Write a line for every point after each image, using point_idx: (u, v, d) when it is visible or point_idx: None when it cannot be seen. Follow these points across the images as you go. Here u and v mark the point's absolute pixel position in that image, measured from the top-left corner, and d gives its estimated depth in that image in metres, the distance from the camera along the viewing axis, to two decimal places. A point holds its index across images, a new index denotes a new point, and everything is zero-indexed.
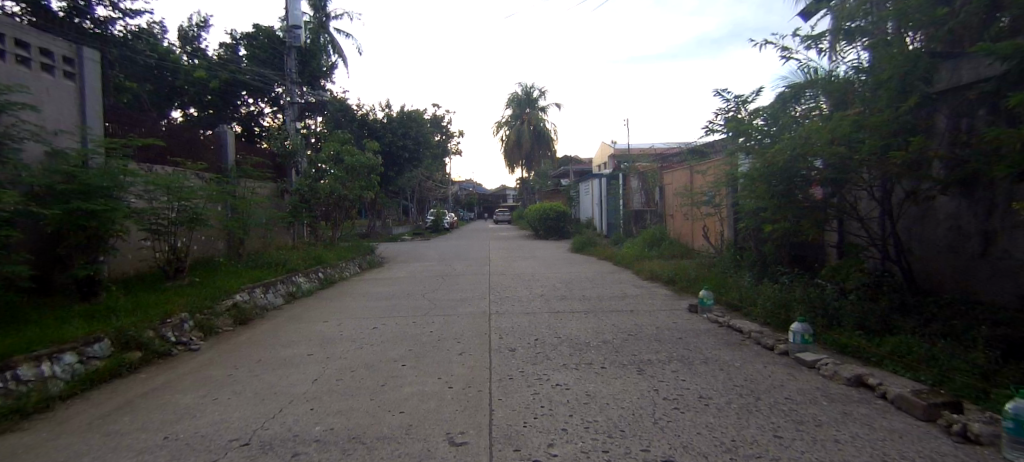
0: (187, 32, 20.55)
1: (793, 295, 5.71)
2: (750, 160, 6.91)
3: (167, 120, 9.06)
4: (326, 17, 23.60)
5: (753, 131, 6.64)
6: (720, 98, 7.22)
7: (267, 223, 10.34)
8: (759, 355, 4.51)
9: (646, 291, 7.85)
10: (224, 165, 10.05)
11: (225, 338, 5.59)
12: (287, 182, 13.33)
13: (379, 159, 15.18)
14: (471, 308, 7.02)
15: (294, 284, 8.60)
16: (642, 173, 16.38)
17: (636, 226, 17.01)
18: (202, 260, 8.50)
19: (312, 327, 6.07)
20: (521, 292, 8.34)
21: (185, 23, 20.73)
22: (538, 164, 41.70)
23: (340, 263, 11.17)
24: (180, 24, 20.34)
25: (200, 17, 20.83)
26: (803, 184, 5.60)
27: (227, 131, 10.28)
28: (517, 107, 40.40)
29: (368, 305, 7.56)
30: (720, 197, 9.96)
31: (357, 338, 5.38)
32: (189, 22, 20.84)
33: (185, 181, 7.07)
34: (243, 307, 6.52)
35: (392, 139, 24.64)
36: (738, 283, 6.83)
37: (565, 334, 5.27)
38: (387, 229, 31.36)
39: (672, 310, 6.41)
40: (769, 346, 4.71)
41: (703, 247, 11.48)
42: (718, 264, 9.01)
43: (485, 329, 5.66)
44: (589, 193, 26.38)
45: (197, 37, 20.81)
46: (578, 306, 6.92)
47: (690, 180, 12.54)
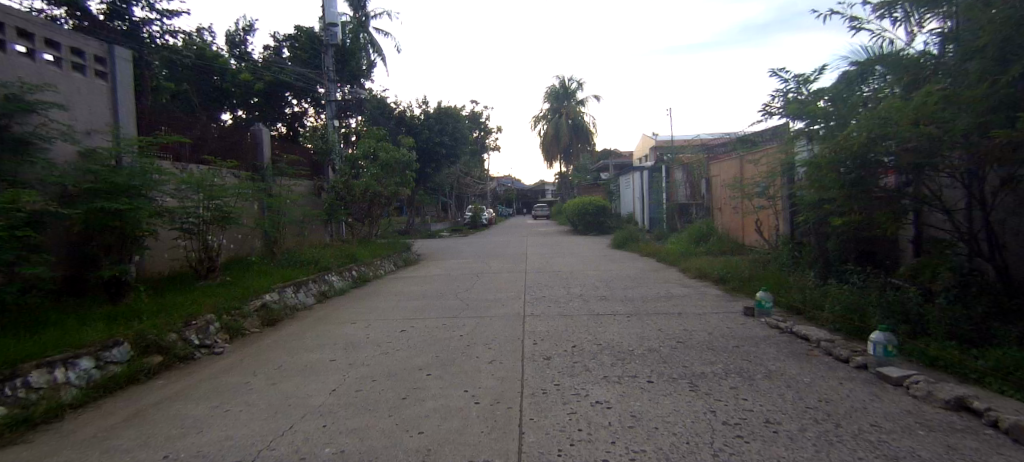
0: (235, 37, 21.36)
1: (868, 295, 4.87)
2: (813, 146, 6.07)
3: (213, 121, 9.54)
4: (364, 18, 24.01)
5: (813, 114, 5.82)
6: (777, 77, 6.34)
7: (302, 220, 10.41)
8: (830, 369, 3.78)
9: (693, 292, 7.18)
10: (259, 164, 10.31)
11: (249, 341, 5.68)
12: (324, 180, 13.46)
13: (414, 155, 15.09)
14: (502, 309, 6.65)
15: (325, 283, 8.56)
16: (688, 164, 15.42)
17: (681, 221, 16.07)
18: (237, 258, 8.63)
19: (339, 330, 5.94)
20: (557, 292, 7.86)
21: (232, 28, 21.57)
22: (576, 158, 40.85)
23: (373, 261, 11.14)
24: (228, 30, 21.19)
25: (246, 22, 21.58)
26: (881, 171, 4.83)
27: (263, 130, 10.49)
28: (554, 100, 39.62)
29: (398, 306, 7.39)
30: (776, 188, 9.04)
31: (384, 343, 5.18)
32: (236, 28, 21.65)
33: (216, 179, 7.16)
34: (271, 307, 6.63)
35: (429, 135, 24.70)
36: (802, 281, 6.03)
37: (604, 341, 4.79)
38: (425, 226, 31.68)
39: (725, 314, 5.73)
40: (842, 358, 3.92)
41: (756, 243, 10.55)
42: (775, 261, 8.15)
43: (517, 333, 5.28)
44: (629, 187, 25.41)
45: (244, 42, 21.63)
46: (617, 308, 6.37)
47: (741, 170, 11.59)
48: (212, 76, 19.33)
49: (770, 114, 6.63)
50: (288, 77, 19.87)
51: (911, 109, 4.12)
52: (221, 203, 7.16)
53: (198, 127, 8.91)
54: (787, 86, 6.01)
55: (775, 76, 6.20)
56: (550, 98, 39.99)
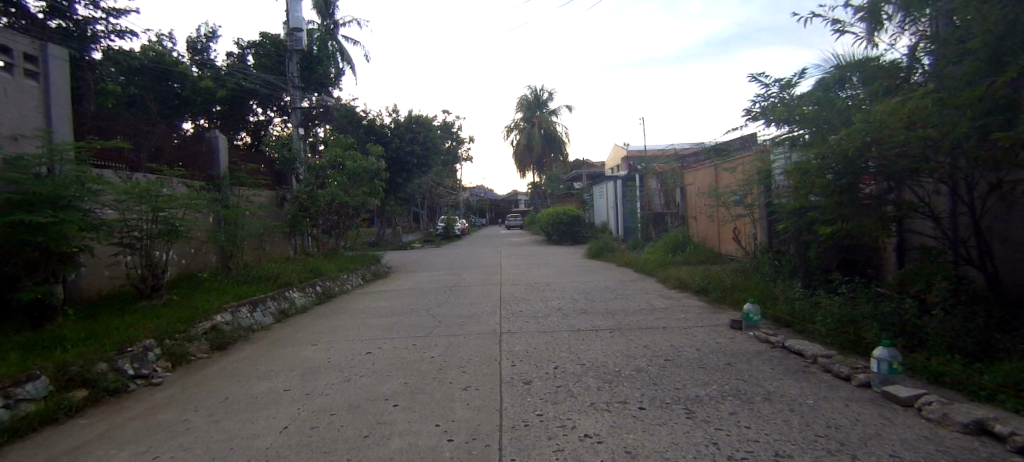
0: (196, 44, 20.31)
1: (856, 305, 4.74)
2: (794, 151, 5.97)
3: (166, 128, 8.89)
4: (333, 26, 23.44)
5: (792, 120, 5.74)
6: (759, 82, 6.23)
7: (262, 233, 9.71)
8: (831, 388, 3.55)
9: (675, 304, 6.97)
10: (216, 173, 9.63)
11: (195, 368, 5.01)
12: (287, 190, 12.70)
13: (383, 164, 14.53)
14: (479, 326, 6.24)
15: (286, 300, 7.93)
16: (661, 173, 15.46)
17: (655, 230, 16.07)
18: (186, 275, 7.88)
19: (296, 353, 5.35)
20: (536, 306, 7.50)
21: (194, 35, 20.57)
22: (549, 167, 40.96)
23: (340, 275, 10.50)
24: (188, 36, 20.16)
25: (208, 28, 20.58)
26: (869, 177, 4.72)
27: (219, 138, 9.81)
28: (527, 110, 39.72)
29: (366, 323, 6.85)
30: (753, 196, 9.02)
31: (346, 368, 4.62)
32: (198, 34, 20.62)
33: (162, 187, 6.48)
34: (222, 329, 5.97)
35: (400, 144, 24.12)
36: (786, 292, 5.89)
37: (588, 361, 4.43)
38: (396, 237, 30.85)
39: (711, 327, 5.49)
40: (843, 376, 3.72)
41: (732, 251, 10.56)
42: (755, 270, 8.05)
43: (494, 353, 4.86)
44: (603, 196, 25.50)
45: (206, 49, 20.55)
46: (599, 322, 6.05)
47: (715, 178, 11.63)
48: (169, 82, 18.25)
49: (751, 119, 6.55)
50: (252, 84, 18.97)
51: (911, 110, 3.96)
52: (167, 215, 6.48)
53: (148, 131, 8.23)
54: (769, 90, 5.91)
55: (756, 81, 6.10)
56: (523, 108, 40.02)
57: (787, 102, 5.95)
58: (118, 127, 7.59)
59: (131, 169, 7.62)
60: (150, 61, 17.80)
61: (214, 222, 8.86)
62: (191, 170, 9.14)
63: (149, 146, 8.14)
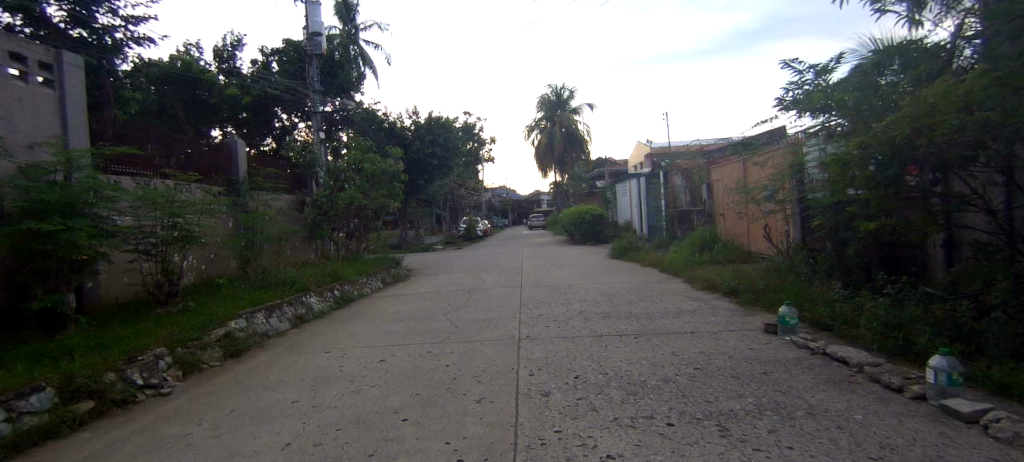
0: (222, 53, 20.88)
1: (907, 307, 4.28)
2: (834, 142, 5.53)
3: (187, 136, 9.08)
4: (354, 31, 23.75)
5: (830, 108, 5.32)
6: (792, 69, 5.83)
7: (281, 237, 9.77)
8: (884, 402, 3.16)
9: (703, 306, 6.59)
10: (234, 177, 9.78)
11: (207, 376, 4.99)
12: (307, 194, 12.84)
13: (402, 166, 14.54)
14: (496, 331, 6.03)
15: (303, 305, 7.92)
16: (687, 169, 14.92)
17: (681, 228, 15.54)
18: (205, 282, 7.97)
19: (310, 361, 5.27)
20: (555, 309, 7.25)
21: (221, 44, 21.14)
22: (571, 166, 40.47)
23: (358, 279, 10.50)
24: (216, 45, 20.75)
25: (234, 37, 21.10)
26: (917, 167, 4.29)
27: (238, 143, 9.97)
28: (547, 109, 39.36)
29: (381, 329, 6.75)
30: (785, 191, 8.50)
31: (359, 378, 4.49)
32: (225, 43, 21.19)
33: (177, 194, 6.53)
34: (236, 336, 5.95)
35: (420, 146, 24.20)
36: (827, 292, 5.45)
37: (610, 370, 4.16)
38: (418, 238, 31.03)
39: (744, 332, 5.12)
40: (895, 386, 3.32)
41: (764, 250, 10.03)
42: (788, 269, 7.58)
43: (511, 361, 4.65)
44: (626, 194, 24.92)
45: (232, 57, 21.07)
46: (623, 327, 5.75)
47: (744, 173, 11.10)
48: (199, 91, 18.83)
49: (784, 109, 6.14)
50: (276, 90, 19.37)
51: (962, 93, 3.53)
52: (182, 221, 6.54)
53: (167, 135, 8.41)
54: (802, 77, 5.51)
55: (788, 68, 5.73)
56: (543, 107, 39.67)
57: (824, 90, 5.54)
58: (138, 135, 7.76)
59: (148, 171, 7.79)
60: (180, 71, 18.40)
61: (226, 223, 9.18)
62: (211, 177, 9.32)
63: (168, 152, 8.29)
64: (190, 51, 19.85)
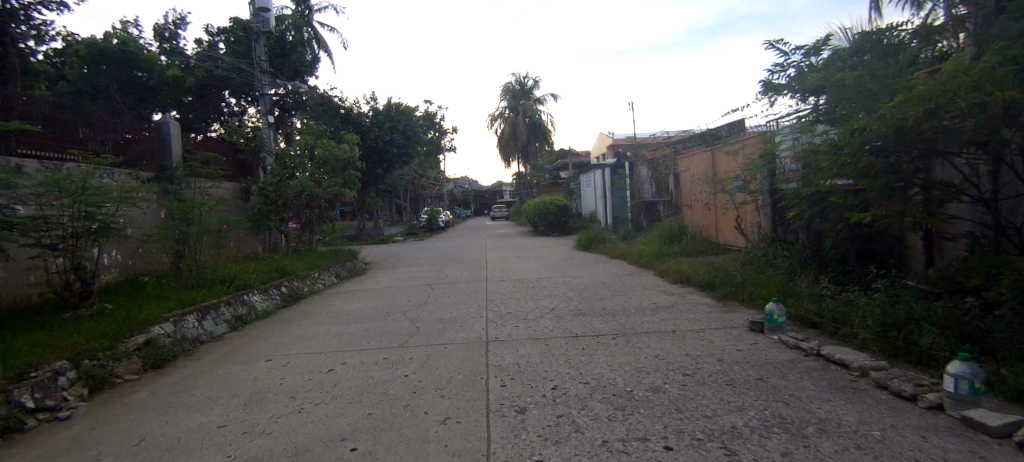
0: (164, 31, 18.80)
1: (897, 304, 4.10)
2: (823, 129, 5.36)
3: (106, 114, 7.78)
4: (308, 12, 22.16)
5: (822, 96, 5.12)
6: (778, 49, 5.66)
7: (221, 229, 8.74)
8: (897, 413, 2.88)
9: (681, 301, 6.32)
10: (167, 162, 8.51)
11: (120, 394, 4.00)
12: (253, 180, 11.64)
13: (359, 152, 13.56)
14: (461, 333, 5.46)
15: (245, 305, 7.04)
16: (654, 160, 14.78)
17: (647, 219, 15.48)
18: (122, 281, 6.84)
19: (246, 372, 4.50)
20: (526, 306, 6.77)
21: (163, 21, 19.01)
22: (535, 157, 40.06)
23: (309, 273, 9.63)
24: (156, 22, 18.58)
25: (176, 14, 19.01)
26: (914, 155, 4.08)
27: (171, 123, 8.67)
28: (512, 98, 38.73)
29: (332, 331, 6.01)
30: (757, 181, 8.39)
31: (302, 393, 3.79)
32: (166, 20, 19.08)
33: (93, 177, 5.46)
34: (160, 343, 5.03)
35: (378, 133, 23.00)
36: (809, 287, 5.27)
37: (593, 378, 3.69)
38: (378, 229, 29.78)
39: (727, 330, 4.83)
40: (906, 394, 3.07)
41: (733, 241, 10.00)
42: (760, 260, 7.47)
43: (480, 369, 4.09)
44: (591, 185, 24.80)
45: (175, 36, 18.97)
46: (600, 325, 5.36)
47: (712, 164, 11.03)
48: (133, 70, 16.91)
49: (771, 91, 6.01)
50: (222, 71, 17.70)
51: (975, 73, 3.29)
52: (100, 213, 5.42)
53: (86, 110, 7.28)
54: (789, 58, 5.36)
55: (774, 49, 5.55)
56: (507, 96, 38.93)
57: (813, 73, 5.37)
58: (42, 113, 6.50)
59: (56, 154, 6.66)
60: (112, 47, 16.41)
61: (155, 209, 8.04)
62: (138, 165, 8.09)
63: (78, 134, 7.05)
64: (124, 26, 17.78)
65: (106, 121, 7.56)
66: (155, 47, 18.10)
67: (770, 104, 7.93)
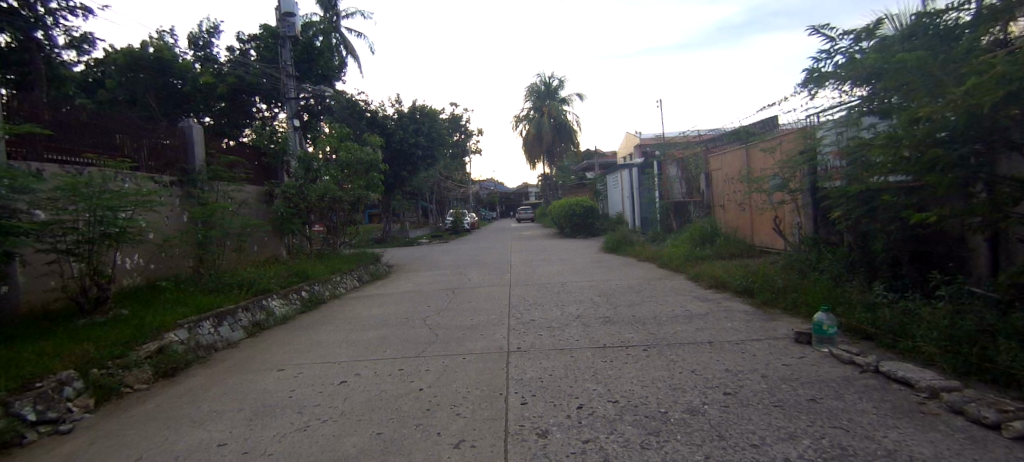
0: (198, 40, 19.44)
1: (970, 314, 3.56)
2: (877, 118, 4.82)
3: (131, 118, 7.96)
4: (335, 18, 22.51)
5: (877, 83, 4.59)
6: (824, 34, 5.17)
7: (243, 232, 8.79)
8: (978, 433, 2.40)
9: (716, 309, 5.85)
10: (190, 166, 8.74)
11: (127, 405, 3.97)
12: (275, 184, 11.79)
13: (382, 155, 13.54)
14: (481, 343, 5.19)
15: (263, 310, 7.03)
16: (683, 158, 14.18)
17: (677, 221, 14.86)
18: (141, 287, 6.96)
19: (260, 383, 4.39)
20: (549, 313, 6.44)
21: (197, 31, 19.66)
22: (560, 158, 39.54)
23: (330, 277, 9.61)
24: (191, 31, 19.24)
25: (211, 23, 19.62)
26: (990, 144, 3.54)
27: (193, 127, 8.92)
28: (536, 99, 38.43)
29: (349, 339, 5.87)
30: (797, 179, 7.80)
31: (310, 409, 3.62)
32: (201, 30, 19.73)
33: (108, 182, 5.52)
34: (172, 350, 5.04)
35: (403, 136, 23.11)
36: (863, 295, 4.73)
37: (623, 396, 3.36)
38: (404, 232, 30.02)
39: (771, 343, 4.36)
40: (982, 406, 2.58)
41: (771, 243, 9.37)
42: (802, 264, 6.89)
43: (500, 384, 3.82)
44: (617, 185, 24.18)
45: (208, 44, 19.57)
46: (627, 335, 4.98)
47: (747, 160, 10.40)
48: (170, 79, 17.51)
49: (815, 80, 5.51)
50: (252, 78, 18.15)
51: None
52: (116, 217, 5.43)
53: (122, 117, 7.64)
54: (835, 43, 4.88)
55: (818, 35, 5.08)
56: (531, 97, 38.64)
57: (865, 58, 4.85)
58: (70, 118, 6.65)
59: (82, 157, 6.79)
60: (151, 56, 17.03)
61: (175, 203, 8.24)
62: (161, 169, 8.27)
63: (105, 139, 7.22)
64: (163, 36, 18.44)
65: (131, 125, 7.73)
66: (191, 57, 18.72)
67: (809, 96, 7.37)
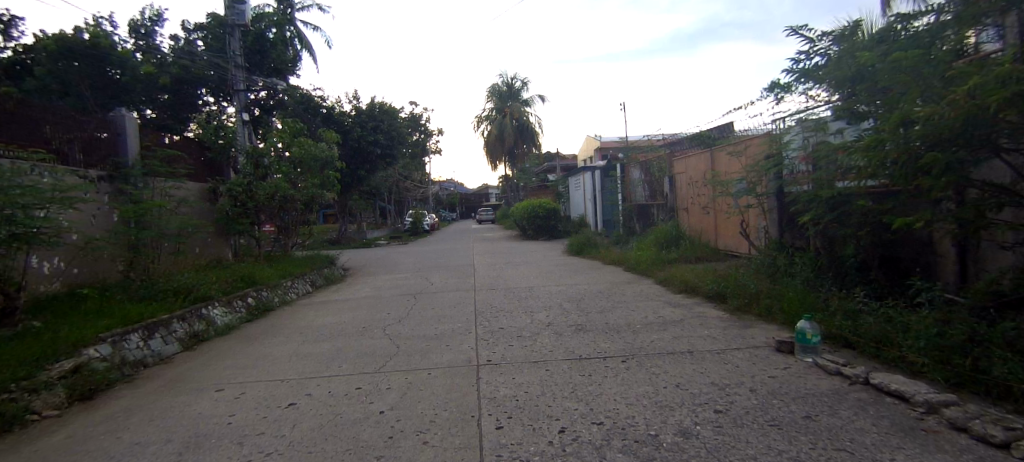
0: (141, 28, 17.54)
1: (949, 324, 3.58)
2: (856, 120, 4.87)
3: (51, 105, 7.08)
4: (290, 8, 21.23)
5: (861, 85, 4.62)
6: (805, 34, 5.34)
7: (182, 234, 7.89)
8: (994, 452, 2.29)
9: (690, 315, 5.76)
10: (123, 159, 7.73)
11: (37, 433, 3.05)
12: (221, 181, 10.72)
13: (338, 151, 12.76)
14: (448, 354, 4.78)
15: (200, 320, 6.25)
16: (646, 162, 14.32)
17: (640, 224, 14.99)
18: (53, 294, 5.86)
19: (191, 405, 3.64)
20: (519, 320, 6.13)
21: (138, 18, 17.75)
22: (523, 159, 39.47)
23: (281, 282, 8.88)
24: (131, 17, 17.39)
25: (156, 11, 17.76)
26: (971, 150, 3.56)
27: (126, 117, 7.92)
28: (498, 100, 38.15)
29: (297, 352, 5.26)
30: (762, 183, 7.91)
31: (253, 438, 2.94)
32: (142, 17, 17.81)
33: (18, 176, 4.60)
34: (94, 368, 4.12)
35: (361, 134, 22.12)
36: (842, 303, 4.74)
37: (607, 417, 3.06)
38: (361, 233, 28.83)
39: (751, 352, 4.25)
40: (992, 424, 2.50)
41: (736, 246, 9.52)
42: (769, 268, 6.98)
43: (471, 405, 3.40)
44: (580, 187, 24.28)
45: (151, 33, 17.72)
46: (606, 344, 4.76)
47: (710, 165, 10.56)
48: (104, 67, 15.76)
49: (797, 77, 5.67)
50: (200, 70, 16.71)
51: None
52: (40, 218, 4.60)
53: (58, 109, 7.03)
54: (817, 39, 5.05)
55: (799, 35, 5.47)
56: (494, 98, 38.30)
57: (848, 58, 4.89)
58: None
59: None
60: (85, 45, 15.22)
61: (102, 200, 7.25)
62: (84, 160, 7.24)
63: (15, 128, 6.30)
64: (98, 22, 16.62)
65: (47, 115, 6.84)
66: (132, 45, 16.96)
67: (776, 101, 7.54)
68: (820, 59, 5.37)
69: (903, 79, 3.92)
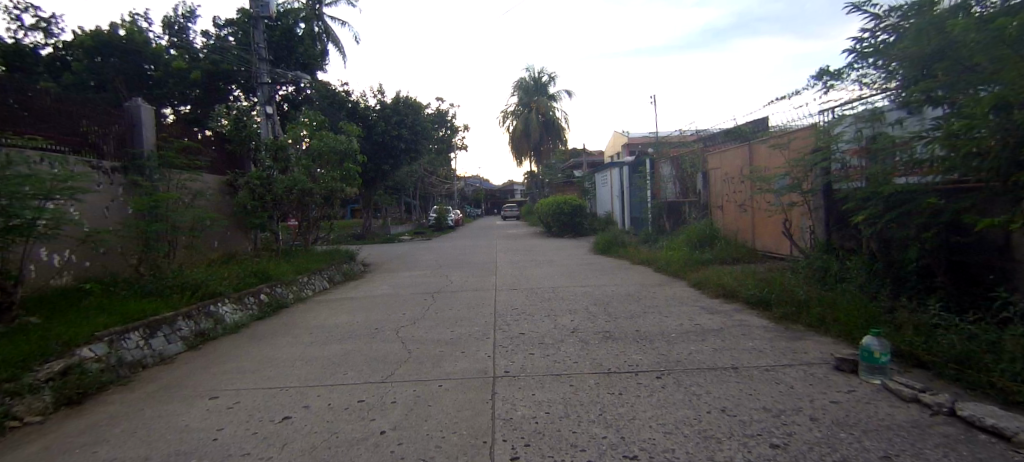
0: (175, 24, 17.89)
1: None
2: (931, 105, 4.16)
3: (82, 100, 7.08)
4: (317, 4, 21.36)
5: (942, 62, 3.92)
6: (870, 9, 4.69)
7: (196, 228, 7.80)
8: None
9: (729, 324, 5.19)
10: (137, 150, 7.65)
11: (10, 442, 2.86)
12: (240, 174, 10.62)
13: (358, 145, 12.58)
14: (460, 363, 4.39)
15: (207, 319, 6.11)
16: (678, 157, 13.59)
17: (670, 222, 14.27)
18: (63, 287, 5.82)
19: (180, 417, 3.37)
20: (539, 325, 5.69)
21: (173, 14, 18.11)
22: (548, 155, 38.78)
23: (296, 278, 8.73)
24: (165, 14, 17.75)
25: (189, 8, 18.07)
26: None
27: (141, 108, 7.74)
28: (524, 94, 37.64)
29: (304, 355, 4.99)
30: (810, 179, 7.18)
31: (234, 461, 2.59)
32: (176, 14, 18.14)
33: (20, 164, 4.51)
34: (86, 370, 4.00)
35: (384, 128, 22.06)
36: (912, 316, 4.07)
37: (642, 449, 2.58)
38: (386, 228, 28.98)
39: (804, 370, 3.67)
40: None
41: (778, 248, 8.79)
42: (817, 273, 6.29)
43: (483, 428, 2.99)
44: (607, 183, 23.46)
45: (184, 29, 18.04)
46: (635, 356, 4.26)
47: (750, 159, 9.81)
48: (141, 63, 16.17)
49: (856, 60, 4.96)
50: (229, 66, 16.95)
51: None
52: (40, 209, 4.46)
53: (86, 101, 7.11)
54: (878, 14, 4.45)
55: (860, 11, 4.86)
56: (520, 93, 37.80)
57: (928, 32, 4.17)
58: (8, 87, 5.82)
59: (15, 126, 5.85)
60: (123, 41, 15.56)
61: (116, 192, 7.24)
62: (102, 150, 7.15)
63: (43, 117, 6.32)
64: (136, 20, 17.09)
65: (78, 108, 6.86)
66: (165, 42, 17.35)
67: (824, 91, 6.83)
68: (888, 38, 4.68)
69: (985, 49, 3.28)
